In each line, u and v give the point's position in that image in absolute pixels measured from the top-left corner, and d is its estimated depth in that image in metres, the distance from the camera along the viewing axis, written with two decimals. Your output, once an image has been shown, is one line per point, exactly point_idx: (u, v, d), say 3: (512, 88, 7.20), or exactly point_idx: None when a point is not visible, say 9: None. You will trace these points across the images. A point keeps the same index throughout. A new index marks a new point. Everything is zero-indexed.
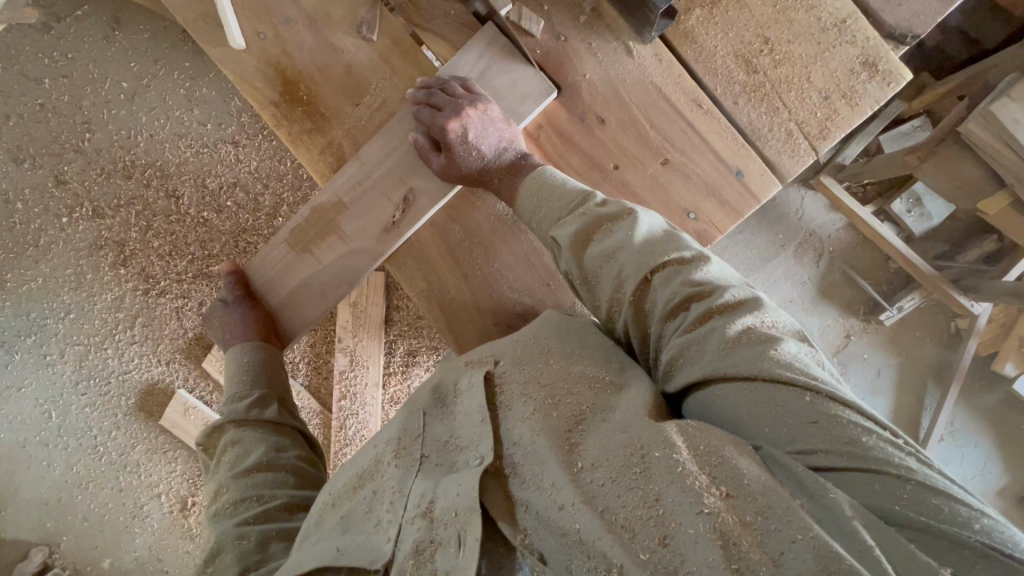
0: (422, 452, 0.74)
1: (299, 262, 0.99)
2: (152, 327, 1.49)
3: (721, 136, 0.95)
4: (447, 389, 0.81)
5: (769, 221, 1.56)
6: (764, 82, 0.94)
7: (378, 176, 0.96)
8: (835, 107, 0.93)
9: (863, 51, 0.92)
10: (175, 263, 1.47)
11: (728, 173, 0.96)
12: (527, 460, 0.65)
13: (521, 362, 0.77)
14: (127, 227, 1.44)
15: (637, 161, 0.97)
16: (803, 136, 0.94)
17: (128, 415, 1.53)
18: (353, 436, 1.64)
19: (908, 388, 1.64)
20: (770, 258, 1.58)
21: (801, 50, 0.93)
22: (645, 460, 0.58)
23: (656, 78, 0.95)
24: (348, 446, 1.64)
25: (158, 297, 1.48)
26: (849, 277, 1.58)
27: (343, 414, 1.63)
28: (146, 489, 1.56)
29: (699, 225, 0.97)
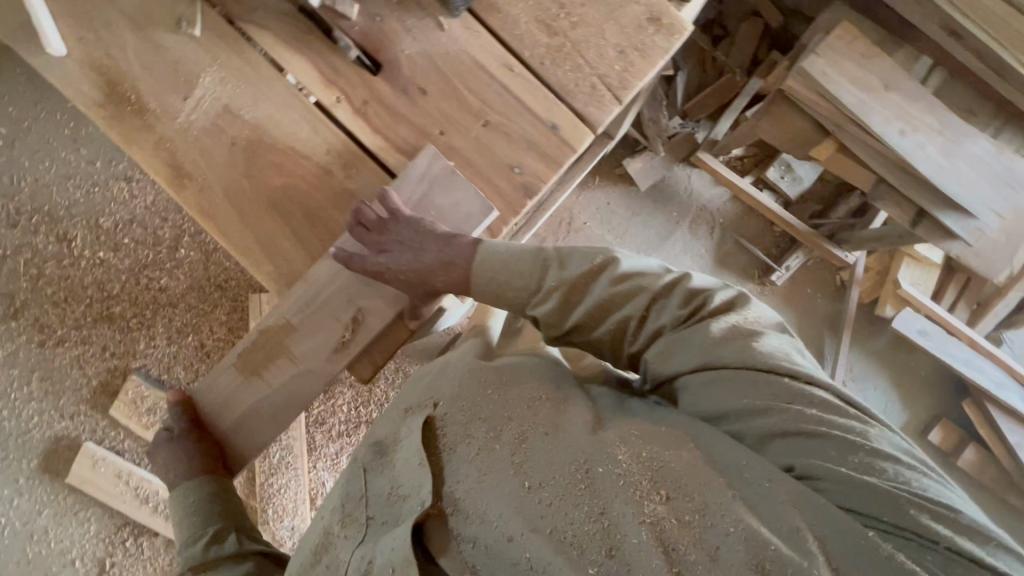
0: (368, 512, 0.72)
1: (247, 389, 0.88)
2: (51, 380, 1.39)
3: (533, 94, 0.87)
4: (387, 441, 0.76)
5: (662, 202, 1.75)
6: (564, 44, 0.87)
7: (325, 297, 0.85)
8: (631, 60, 0.87)
9: (647, 8, 0.88)
10: (72, 309, 1.39)
11: (545, 129, 0.87)
12: (471, 493, 0.67)
13: (461, 400, 0.73)
14: (18, 277, 1.38)
15: (458, 125, 0.87)
16: (605, 88, 0.87)
17: (31, 479, 1.39)
18: (278, 463, 1.76)
19: (809, 341, 1.78)
20: (667, 237, 1.75)
21: (592, 12, 0.88)
22: (589, 475, 0.63)
23: (469, 47, 0.87)
24: (275, 475, 1.75)
25: (55, 347, 1.39)
26: (741, 245, 1.75)
27: None
28: (58, 558, 1.39)
29: (524, 177, 0.86)
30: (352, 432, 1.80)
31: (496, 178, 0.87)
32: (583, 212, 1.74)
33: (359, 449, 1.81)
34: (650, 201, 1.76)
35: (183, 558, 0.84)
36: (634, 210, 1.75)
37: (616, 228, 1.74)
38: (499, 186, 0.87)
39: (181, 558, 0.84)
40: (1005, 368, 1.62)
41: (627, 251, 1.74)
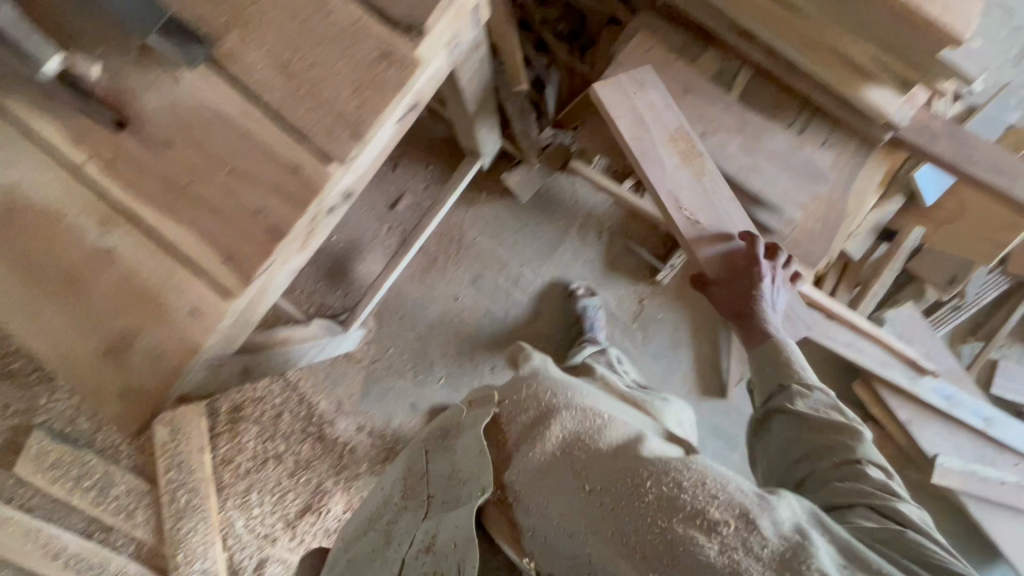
0: (429, 491, 1.02)
1: (661, 108, 1.10)
2: None
3: (274, 137, 0.77)
4: (451, 429, 1.06)
5: (549, 212, 1.86)
6: (300, 86, 0.77)
7: (734, 186, 1.12)
8: (365, 95, 0.77)
9: (380, 43, 0.77)
10: None
11: (287, 171, 0.77)
12: (527, 487, 0.87)
13: (522, 413, 0.94)
14: None
15: (202, 173, 0.78)
16: (342, 127, 0.77)
17: None
18: (186, 506, 1.80)
19: (704, 336, 1.85)
20: (557, 245, 1.86)
21: (325, 51, 0.77)
22: (649, 494, 0.79)
23: (211, 98, 0.78)
24: (184, 518, 1.80)
25: None
26: (629, 247, 1.85)
27: (172, 486, 1.79)
28: None
29: (272, 221, 0.77)
30: (260, 466, 1.84)
31: (246, 230, 0.77)
32: (473, 228, 1.87)
33: (268, 484, 1.85)
34: (538, 213, 1.86)
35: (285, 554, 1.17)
36: (522, 221, 1.86)
37: (504, 243, 1.86)
38: (249, 238, 0.77)
39: None
40: (886, 347, 1.66)
41: (518, 262, 1.87)
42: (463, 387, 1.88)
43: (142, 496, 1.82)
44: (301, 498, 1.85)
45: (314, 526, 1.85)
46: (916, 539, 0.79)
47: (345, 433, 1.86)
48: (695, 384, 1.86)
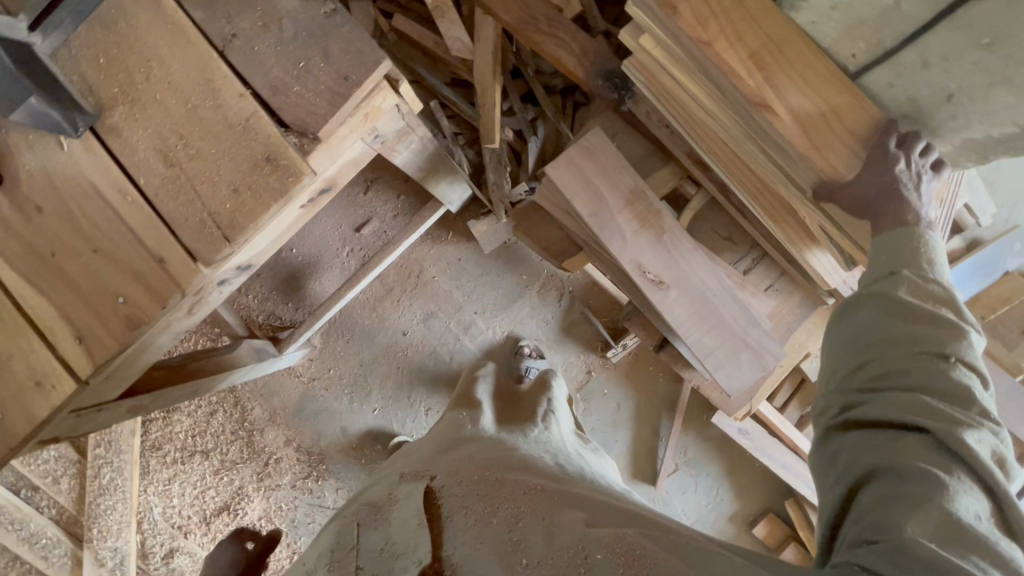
0: (356, 564, 0.69)
1: (617, 175, 1.00)
2: None
3: (144, 224, 0.74)
4: (382, 500, 0.78)
5: (512, 264, 1.81)
6: (179, 177, 0.74)
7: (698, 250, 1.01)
8: (243, 199, 0.74)
9: (267, 147, 0.74)
10: None
11: (150, 261, 0.74)
12: (469, 560, 0.64)
13: (457, 475, 0.78)
14: None
15: (68, 246, 0.75)
16: (215, 228, 0.74)
17: None
18: (107, 483, 1.82)
19: (646, 420, 1.80)
20: (515, 299, 1.82)
21: (211, 146, 0.74)
22: (588, 562, 0.62)
23: (88, 172, 0.75)
24: (103, 494, 1.82)
25: None
26: (587, 316, 1.80)
27: (97, 462, 1.81)
28: None
29: (128, 310, 0.75)
30: (186, 459, 1.88)
31: (100, 315, 0.75)
32: (433, 266, 1.84)
33: (192, 477, 1.89)
34: (502, 263, 1.82)
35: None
36: (484, 268, 1.83)
37: (461, 286, 1.83)
38: (104, 322, 0.75)
39: None
40: None
41: (472, 308, 1.84)
42: (395, 420, 1.87)
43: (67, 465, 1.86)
44: (220, 497, 1.89)
45: (226, 525, 1.89)
46: (965, 500, 0.57)
47: (273, 442, 1.89)
48: (628, 466, 1.82)
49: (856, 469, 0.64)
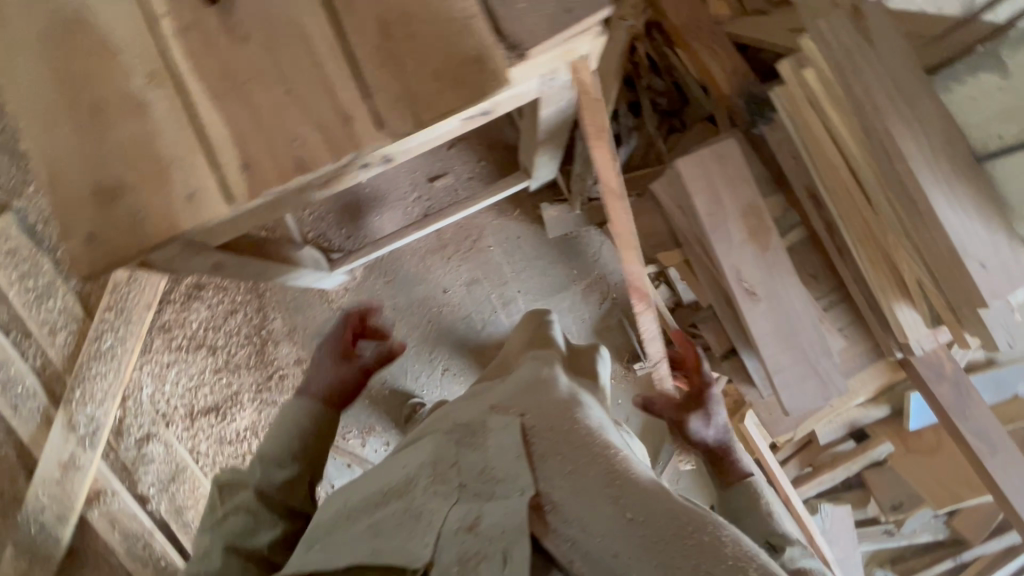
0: (461, 480, 0.80)
1: (739, 186, 1.07)
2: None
3: (342, 80, 0.77)
4: (478, 426, 0.86)
5: (567, 256, 1.86)
6: (389, 48, 0.78)
7: (791, 277, 1.06)
8: (444, 87, 0.77)
9: (479, 46, 0.77)
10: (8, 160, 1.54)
11: (338, 116, 0.77)
12: (569, 499, 0.72)
13: (549, 419, 0.82)
14: None
15: (261, 78, 0.78)
16: (409, 104, 0.77)
17: None
18: (104, 350, 1.78)
19: (649, 440, 1.85)
20: (559, 290, 1.87)
21: (428, 29, 0.78)
22: (696, 536, 0.66)
23: (302, 15, 0.78)
24: (94, 360, 1.77)
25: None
26: (623, 325, 1.86)
27: (102, 326, 1.78)
28: None
29: (301, 154, 0.77)
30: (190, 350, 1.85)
31: (272, 150, 0.77)
32: (492, 236, 1.87)
33: (190, 370, 1.87)
34: (557, 253, 1.86)
35: (262, 473, 0.98)
36: (539, 253, 1.87)
37: (513, 264, 1.87)
38: (274, 158, 0.77)
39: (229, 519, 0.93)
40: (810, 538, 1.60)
41: (516, 287, 1.87)
42: (409, 372, 1.88)
43: (71, 320, 1.82)
44: (213, 397, 1.87)
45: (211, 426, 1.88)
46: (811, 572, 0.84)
47: (282, 360, 1.87)
48: None
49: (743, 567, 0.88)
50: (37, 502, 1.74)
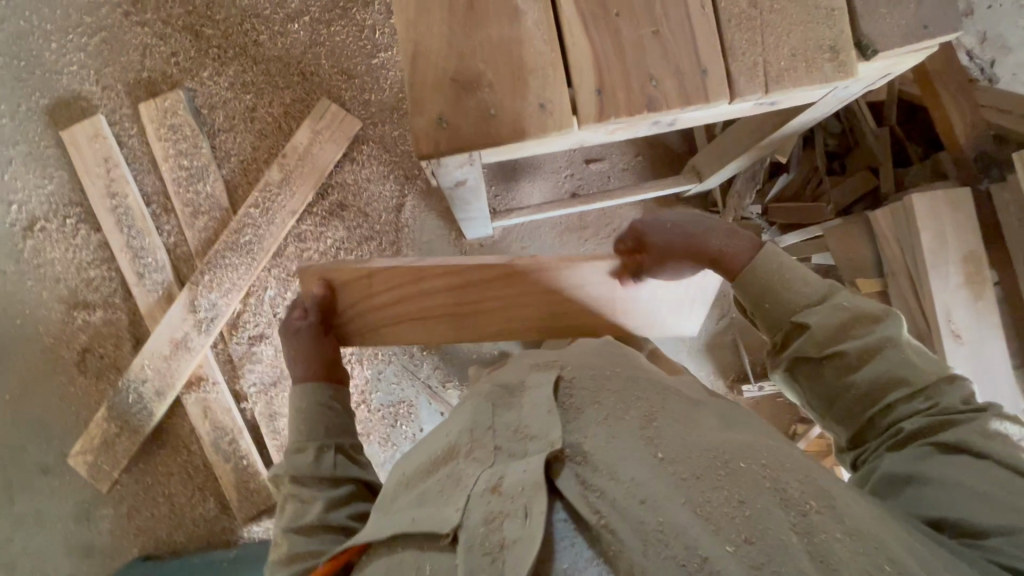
0: (495, 443, 0.75)
1: (969, 233, 1.14)
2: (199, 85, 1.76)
3: (705, 36, 0.82)
4: (515, 385, 0.86)
5: None
6: (755, 17, 0.82)
7: (994, 326, 1.13)
8: (796, 66, 0.82)
9: (837, 36, 0.83)
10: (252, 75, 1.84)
11: (695, 68, 0.82)
12: (599, 448, 0.68)
13: (586, 376, 0.82)
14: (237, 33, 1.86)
15: (630, 14, 0.82)
16: (762, 73, 0.82)
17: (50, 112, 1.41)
18: (243, 243, 1.81)
19: None
20: None
21: (794, 8, 0.83)
22: (730, 466, 0.64)
23: None
24: (231, 250, 1.81)
25: None
26: (736, 346, 1.89)
27: (246, 220, 1.82)
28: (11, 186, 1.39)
29: (654, 93, 0.81)
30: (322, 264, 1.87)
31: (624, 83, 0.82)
32: None
33: None
34: None
35: (289, 463, 0.97)
36: None
37: None
38: (623, 90, 0.81)
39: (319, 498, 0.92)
40: None
41: None
42: None
43: (213, 208, 1.85)
44: None
45: None
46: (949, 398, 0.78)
47: None
48: None
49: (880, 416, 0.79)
50: (141, 372, 1.78)
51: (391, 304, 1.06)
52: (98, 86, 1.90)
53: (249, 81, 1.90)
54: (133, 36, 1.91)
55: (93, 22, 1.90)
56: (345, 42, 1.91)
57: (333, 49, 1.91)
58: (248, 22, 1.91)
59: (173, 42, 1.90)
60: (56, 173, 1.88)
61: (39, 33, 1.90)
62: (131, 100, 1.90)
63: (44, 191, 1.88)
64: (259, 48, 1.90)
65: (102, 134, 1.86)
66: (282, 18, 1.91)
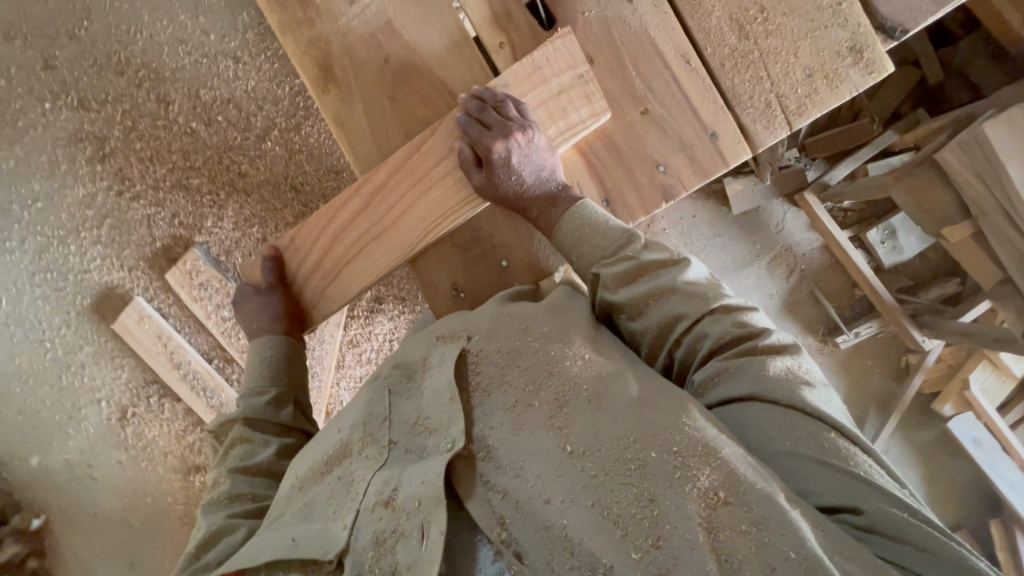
0: (390, 437, 0.88)
1: None
2: (218, 229, 1.86)
3: (702, 96, 1.01)
4: (416, 367, 0.95)
5: (748, 231, 1.75)
6: (752, 51, 1.00)
7: None
8: (816, 86, 0.99)
9: (852, 35, 0.97)
10: (249, 204, 1.85)
11: (702, 133, 1.02)
12: (505, 444, 0.80)
13: (494, 338, 0.91)
14: (227, 170, 1.81)
15: (618, 107, 1.03)
16: (779, 109, 1.00)
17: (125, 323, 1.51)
18: None
19: (853, 413, 1.84)
20: (743, 267, 1.76)
21: (793, 25, 0.99)
22: (641, 459, 0.72)
23: (652, 29, 1.01)
24: None
25: (222, 208, 1.84)
26: (815, 297, 1.78)
27: None
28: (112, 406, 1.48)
29: (667, 177, 1.03)
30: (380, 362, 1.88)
31: (642, 173, 1.04)
32: (666, 219, 1.72)
33: None
34: (735, 228, 1.75)
35: (246, 405, 1.04)
36: (716, 230, 1.74)
37: (691, 244, 1.73)
38: (645, 183, 1.04)
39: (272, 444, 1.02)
40: None
41: None
42: None
43: None
44: None
45: None
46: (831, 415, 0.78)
47: None
48: None
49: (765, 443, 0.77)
50: None
51: (326, 257, 1.12)
52: (124, 271, 1.84)
53: (251, 216, 1.86)
54: (133, 212, 1.80)
55: (95, 213, 1.78)
56: (320, 139, 1.82)
57: (312, 151, 1.82)
58: (227, 156, 1.80)
59: (170, 204, 1.81)
60: (125, 361, 1.89)
61: (54, 241, 1.78)
62: (157, 273, 1.86)
63: (122, 381, 1.90)
64: (245, 178, 1.82)
65: (146, 314, 1.85)
66: (253, 139, 1.79)
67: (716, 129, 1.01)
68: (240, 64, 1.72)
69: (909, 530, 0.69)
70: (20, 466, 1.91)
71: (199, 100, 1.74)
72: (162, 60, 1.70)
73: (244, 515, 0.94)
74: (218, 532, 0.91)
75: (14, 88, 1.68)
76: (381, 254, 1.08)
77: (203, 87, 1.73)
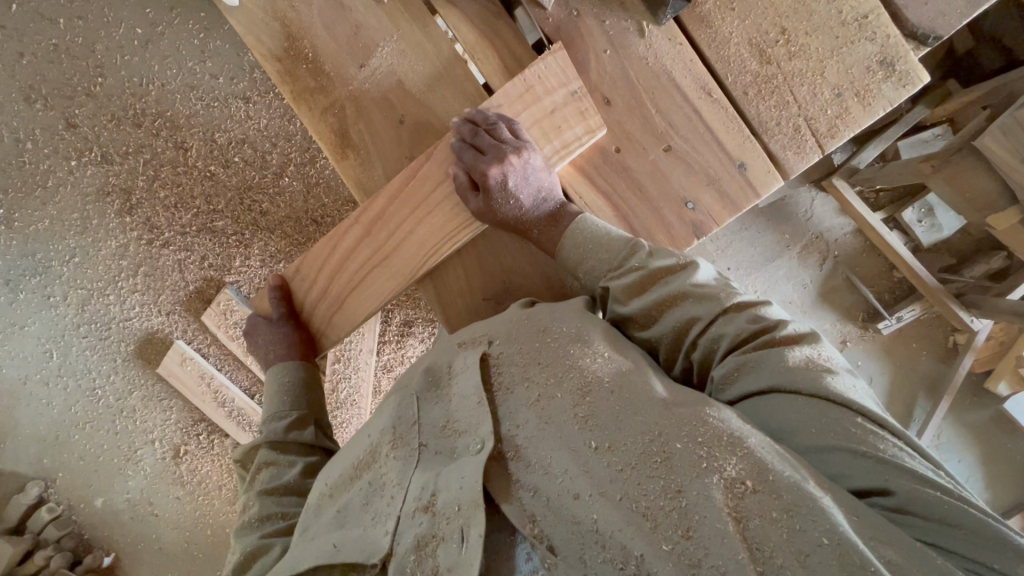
0: (421, 440, 0.86)
1: None
2: (245, 268, 1.88)
3: (725, 127, 0.99)
4: (442, 373, 0.93)
5: (776, 222, 1.70)
6: (776, 75, 0.97)
7: None
8: (847, 105, 0.96)
9: (881, 49, 0.95)
10: (273, 241, 1.85)
11: (730, 165, 0.99)
12: (531, 441, 0.76)
13: (513, 341, 0.88)
14: (248, 210, 1.82)
15: (640, 146, 1.01)
16: (810, 133, 0.98)
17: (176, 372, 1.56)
18: (344, 399, 1.86)
19: (900, 397, 1.79)
20: (773, 258, 1.71)
21: (818, 43, 0.96)
22: (667, 451, 0.66)
23: (667, 61, 0.99)
24: (339, 408, 1.86)
25: (246, 250, 1.86)
26: (851, 283, 1.72)
27: (335, 376, 1.85)
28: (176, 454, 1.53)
29: (695, 215, 1.00)
30: None
31: (670, 212, 1.00)
32: None
33: None
34: (762, 216, 1.70)
35: (267, 430, 1.04)
36: (743, 224, 1.70)
37: (715, 238, 1.69)
38: (674, 221, 1.00)
39: (299, 465, 1.01)
40: None
41: (725, 265, 1.70)
42: None
43: None
44: None
45: None
46: (865, 403, 0.69)
47: None
48: None
49: (795, 436, 0.68)
50: None
51: (330, 285, 1.11)
52: (162, 316, 1.89)
53: (276, 252, 1.86)
54: (164, 259, 1.83)
55: (129, 262, 1.82)
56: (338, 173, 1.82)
57: (330, 183, 1.83)
58: (248, 197, 1.80)
59: (198, 248, 1.84)
60: (172, 403, 1.96)
61: (95, 293, 1.83)
62: (192, 315, 1.91)
63: (171, 421, 1.97)
64: (267, 217, 1.83)
65: (188, 356, 1.90)
66: (271, 177, 1.79)
67: (742, 156, 0.99)
68: (251, 104, 1.74)
69: (968, 523, 0.59)
70: (85, 510, 1.99)
71: (215, 144, 1.75)
72: (175, 108, 1.71)
73: (277, 535, 0.93)
74: (255, 552, 0.90)
75: (40, 150, 1.69)
76: (385, 280, 1.07)
77: (217, 132, 1.74)
